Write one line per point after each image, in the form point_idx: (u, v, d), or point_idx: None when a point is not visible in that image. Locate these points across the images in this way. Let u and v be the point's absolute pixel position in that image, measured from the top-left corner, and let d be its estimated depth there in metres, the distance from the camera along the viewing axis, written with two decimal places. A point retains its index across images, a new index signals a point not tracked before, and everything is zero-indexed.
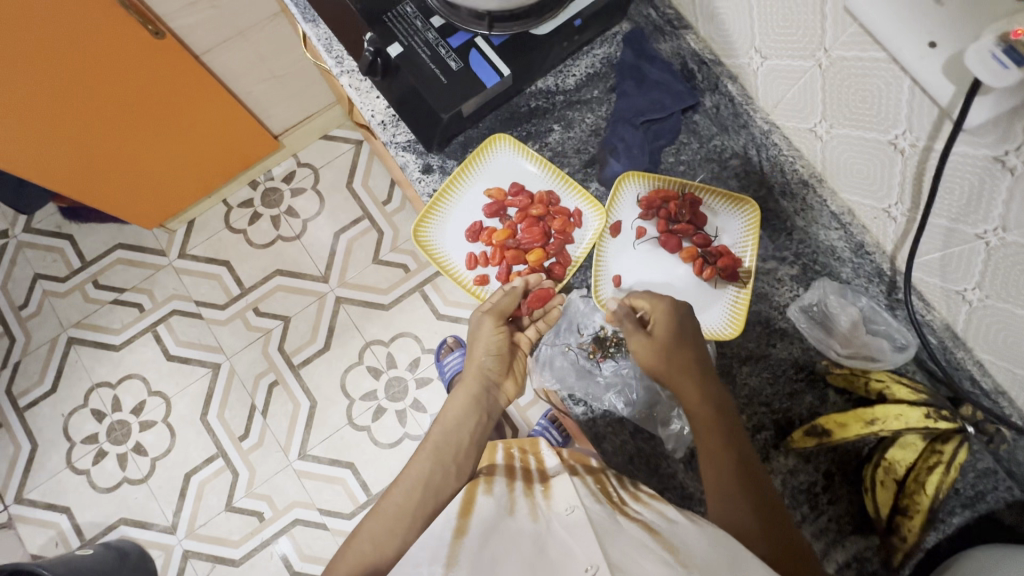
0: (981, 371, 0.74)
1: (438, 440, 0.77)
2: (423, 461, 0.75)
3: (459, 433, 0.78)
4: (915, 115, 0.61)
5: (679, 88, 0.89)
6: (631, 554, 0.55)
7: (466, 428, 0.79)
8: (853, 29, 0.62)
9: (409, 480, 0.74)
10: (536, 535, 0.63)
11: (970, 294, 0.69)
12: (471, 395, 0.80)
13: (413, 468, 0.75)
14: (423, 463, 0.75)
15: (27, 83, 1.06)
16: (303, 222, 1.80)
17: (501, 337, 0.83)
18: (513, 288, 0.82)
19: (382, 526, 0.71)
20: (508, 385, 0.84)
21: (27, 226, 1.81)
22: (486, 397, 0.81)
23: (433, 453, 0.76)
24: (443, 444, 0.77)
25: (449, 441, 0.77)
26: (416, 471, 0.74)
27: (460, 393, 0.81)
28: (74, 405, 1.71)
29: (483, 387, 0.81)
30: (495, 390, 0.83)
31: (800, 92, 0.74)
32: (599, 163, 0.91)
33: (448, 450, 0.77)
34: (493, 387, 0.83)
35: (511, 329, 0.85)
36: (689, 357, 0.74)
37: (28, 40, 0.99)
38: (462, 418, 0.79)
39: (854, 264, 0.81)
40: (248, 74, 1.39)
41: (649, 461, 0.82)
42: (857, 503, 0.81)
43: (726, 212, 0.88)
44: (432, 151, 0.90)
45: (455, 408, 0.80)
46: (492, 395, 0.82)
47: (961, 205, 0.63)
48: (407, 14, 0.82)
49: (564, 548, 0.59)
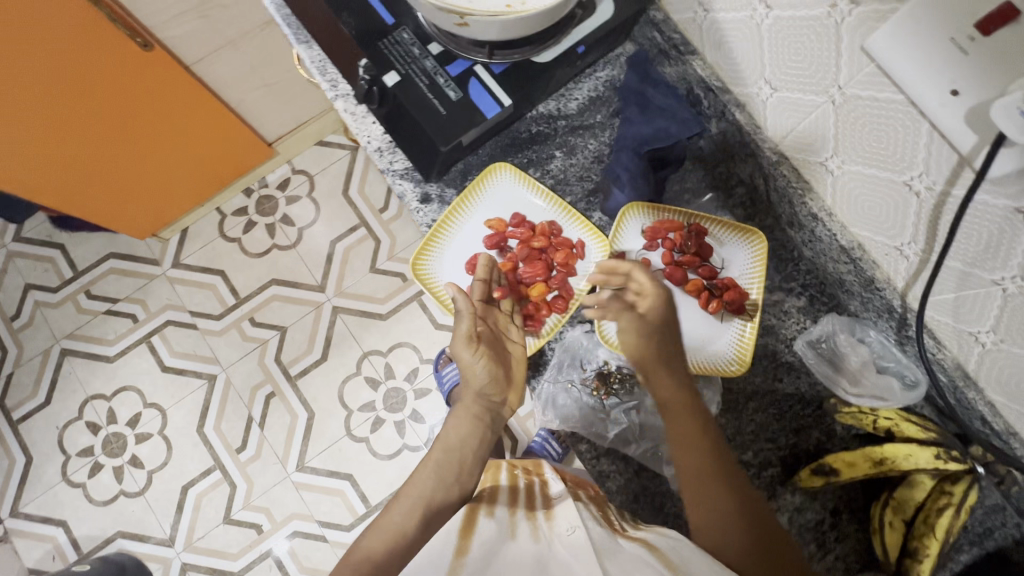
0: (992, 411, 0.72)
1: (441, 459, 0.75)
2: (424, 477, 0.74)
3: (463, 453, 0.76)
4: (932, 159, 0.59)
5: (684, 115, 0.87)
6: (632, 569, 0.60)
7: (469, 446, 0.77)
8: (870, 69, 0.60)
9: (409, 498, 0.72)
10: (539, 556, 0.67)
11: (984, 337, 0.67)
12: (475, 416, 0.77)
13: (412, 485, 0.73)
14: (425, 481, 0.73)
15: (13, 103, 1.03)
16: (299, 230, 1.77)
17: (487, 360, 0.77)
18: (465, 310, 0.77)
19: (379, 546, 0.68)
20: (514, 396, 0.80)
21: (17, 235, 1.77)
22: (489, 414, 0.78)
23: (435, 470, 0.74)
24: (446, 462, 0.75)
25: (452, 459, 0.75)
26: (417, 488, 0.73)
27: (462, 412, 0.78)
28: (68, 417, 1.69)
29: (487, 406, 0.78)
30: (500, 407, 0.80)
31: (810, 125, 0.72)
32: (602, 193, 0.89)
33: (451, 467, 0.75)
34: (495, 406, 0.79)
35: (490, 340, 0.79)
36: (666, 349, 0.74)
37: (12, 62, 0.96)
38: (466, 437, 0.77)
39: (863, 298, 0.79)
40: (241, 84, 1.35)
41: (654, 500, 0.81)
42: (865, 541, 0.80)
43: (733, 242, 0.86)
44: (430, 180, 0.87)
45: (458, 428, 0.77)
46: (495, 412, 0.79)
47: (978, 251, 0.61)
48: (404, 40, 0.78)
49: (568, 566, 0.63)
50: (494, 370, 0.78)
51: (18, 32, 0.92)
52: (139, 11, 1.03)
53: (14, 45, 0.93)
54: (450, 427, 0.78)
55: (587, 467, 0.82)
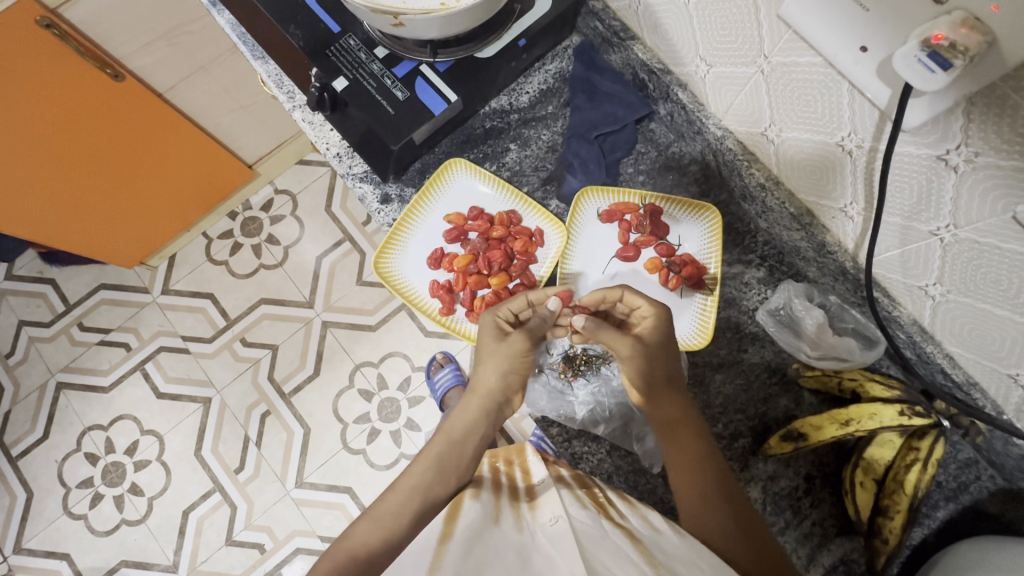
0: (951, 363, 0.72)
1: (441, 451, 0.75)
2: (423, 469, 0.74)
3: (463, 446, 0.76)
4: (857, 116, 0.61)
5: (631, 98, 0.90)
6: (611, 564, 0.58)
7: (471, 440, 0.77)
8: (788, 35, 0.62)
9: (407, 489, 0.73)
10: (521, 546, 0.63)
11: (932, 289, 0.68)
12: (482, 409, 0.77)
13: (410, 477, 0.74)
14: (423, 472, 0.74)
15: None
16: (284, 248, 1.79)
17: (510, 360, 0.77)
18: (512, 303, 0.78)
19: (374, 533, 0.70)
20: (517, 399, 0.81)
21: (9, 273, 1.80)
22: (495, 412, 0.79)
23: (436, 461, 0.74)
24: (446, 454, 0.75)
25: (452, 454, 0.75)
26: (415, 479, 0.73)
27: (470, 403, 0.78)
28: (67, 450, 1.70)
29: (495, 404, 0.78)
30: (506, 405, 0.80)
31: (746, 98, 0.74)
32: (557, 180, 0.92)
33: (450, 462, 0.75)
34: (503, 402, 0.79)
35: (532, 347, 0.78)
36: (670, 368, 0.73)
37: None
38: (469, 430, 0.77)
39: (819, 263, 0.80)
40: (214, 107, 1.36)
41: (628, 477, 0.83)
42: (840, 505, 0.81)
43: (688, 220, 0.88)
44: (389, 180, 0.91)
45: (462, 419, 0.77)
46: (500, 408, 0.79)
47: (912, 203, 0.63)
48: (351, 46, 0.81)
49: (547, 558, 0.60)
50: (522, 364, 0.77)
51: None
52: (107, 43, 1.06)
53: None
54: (454, 418, 0.78)
55: (560, 451, 0.84)
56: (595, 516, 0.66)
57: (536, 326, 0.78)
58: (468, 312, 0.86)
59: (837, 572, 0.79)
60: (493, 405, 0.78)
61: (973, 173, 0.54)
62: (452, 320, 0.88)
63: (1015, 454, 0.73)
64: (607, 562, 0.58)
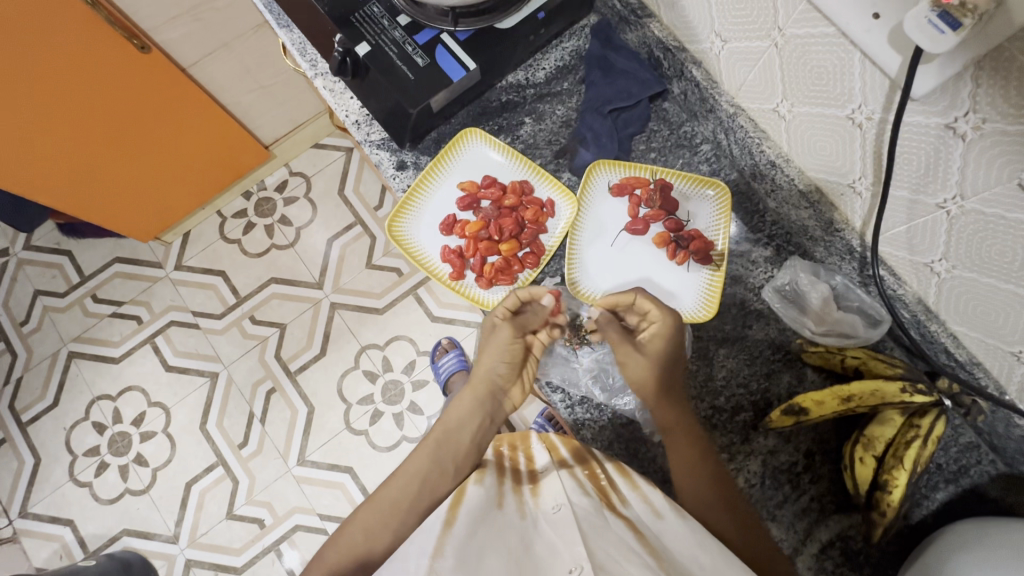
0: (955, 343, 0.72)
1: (438, 441, 0.73)
2: (420, 457, 0.72)
3: (459, 435, 0.74)
4: (868, 88, 0.63)
5: (646, 76, 0.92)
6: (615, 555, 0.54)
7: (468, 428, 0.75)
8: (802, 7, 0.64)
9: (406, 475, 0.71)
10: (524, 534, 0.59)
11: (938, 266, 0.69)
12: (476, 398, 0.77)
13: (410, 464, 0.72)
14: (420, 460, 0.72)
15: (26, 107, 1.09)
16: (296, 229, 1.80)
17: (496, 349, 0.78)
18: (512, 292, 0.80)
19: (375, 518, 0.69)
20: (518, 390, 0.80)
21: (27, 243, 1.82)
22: (492, 402, 0.77)
23: (434, 450, 0.72)
24: (444, 441, 0.73)
25: (450, 440, 0.73)
26: (414, 465, 0.72)
27: (466, 393, 0.77)
28: (75, 418, 1.71)
29: (490, 393, 0.77)
30: (501, 395, 0.79)
31: (760, 74, 0.76)
32: (569, 153, 0.94)
33: (448, 449, 0.73)
34: (499, 390, 0.79)
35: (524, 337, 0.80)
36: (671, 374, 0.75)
37: (24, 67, 1.02)
38: (465, 418, 0.75)
39: (826, 243, 0.81)
40: (236, 84, 1.38)
41: (629, 445, 0.84)
42: (839, 481, 0.81)
43: (696, 196, 0.90)
44: (405, 148, 0.93)
45: (458, 407, 0.76)
46: (498, 397, 0.78)
47: (919, 175, 0.64)
48: (375, 14, 0.83)
49: (551, 547, 0.57)
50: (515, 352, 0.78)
51: (32, 40, 0.99)
52: (137, 15, 1.08)
53: (27, 50, 1.00)
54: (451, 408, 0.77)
55: (563, 415, 0.86)
56: (597, 505, 0.62)
57: (525, 320, 0.79)
58: (478, 277, 0.89)
59: (835, 548, 0.80)
60: (486, 397, 0.77)
61: (980, 141, 0.55)
62: (462, 284, 0.90)
63: (1016, 436, 0.73)
64: (612, 554, 0.54)
